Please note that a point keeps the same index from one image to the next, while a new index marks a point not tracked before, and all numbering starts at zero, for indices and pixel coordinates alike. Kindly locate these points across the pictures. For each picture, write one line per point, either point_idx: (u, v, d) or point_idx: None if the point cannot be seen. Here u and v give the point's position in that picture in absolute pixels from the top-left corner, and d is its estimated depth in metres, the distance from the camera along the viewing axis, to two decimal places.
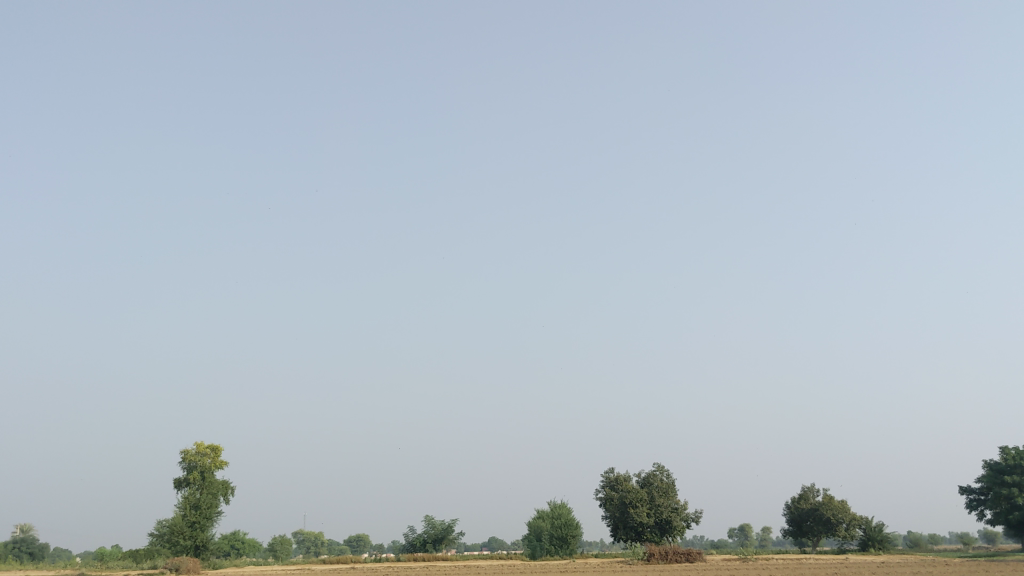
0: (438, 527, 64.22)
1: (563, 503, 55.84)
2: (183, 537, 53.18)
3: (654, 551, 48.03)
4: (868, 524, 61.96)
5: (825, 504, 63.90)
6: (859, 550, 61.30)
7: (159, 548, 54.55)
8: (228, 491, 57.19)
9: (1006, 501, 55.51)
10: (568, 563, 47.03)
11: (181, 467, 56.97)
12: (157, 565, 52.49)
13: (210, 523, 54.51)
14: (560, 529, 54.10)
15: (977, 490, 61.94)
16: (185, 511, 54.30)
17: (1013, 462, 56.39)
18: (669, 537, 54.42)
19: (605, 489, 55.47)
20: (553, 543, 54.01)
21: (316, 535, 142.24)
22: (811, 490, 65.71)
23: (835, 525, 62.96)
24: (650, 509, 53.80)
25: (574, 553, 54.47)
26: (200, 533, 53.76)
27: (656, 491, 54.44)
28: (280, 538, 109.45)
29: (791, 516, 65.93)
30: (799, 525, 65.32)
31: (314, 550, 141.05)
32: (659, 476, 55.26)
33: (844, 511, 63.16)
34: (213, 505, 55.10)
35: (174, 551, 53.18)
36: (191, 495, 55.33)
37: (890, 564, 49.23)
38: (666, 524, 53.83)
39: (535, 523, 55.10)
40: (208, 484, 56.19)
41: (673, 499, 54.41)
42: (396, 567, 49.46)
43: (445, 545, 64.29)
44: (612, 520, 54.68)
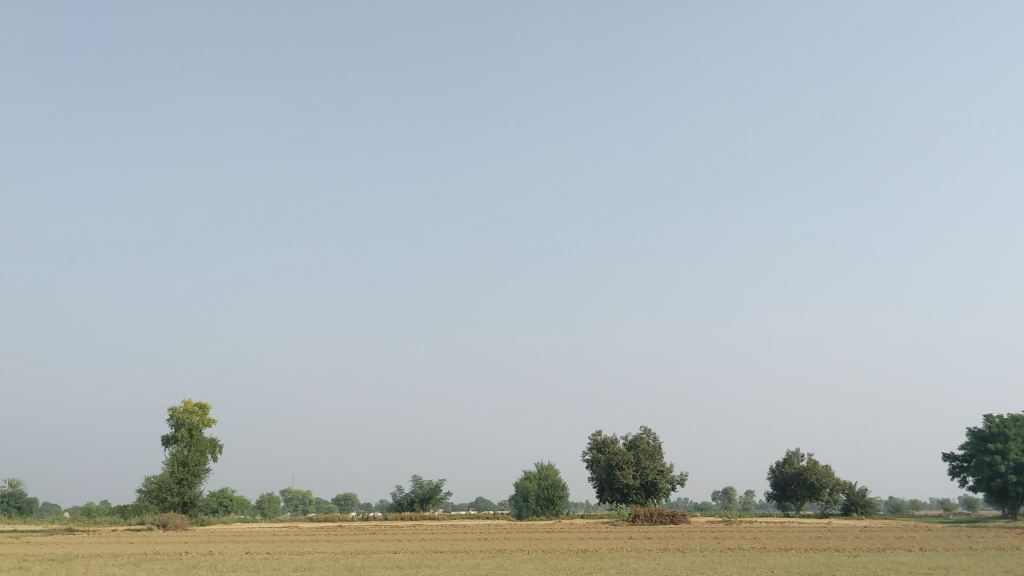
0: (426, 487, 64.47)
1: (551, 464, 56.09)
2: (171, 493, 53.32)
3: (639, 513, 48.32)
4: (852, 489, 62.55)
5: (809, 469, 64.40)
6: (842, 514, 61.94)
7: (147, 504, 54.63)
8: (216, 449, 57.17)
9: (988, 469, 56.01)
10: (554, 524, 47.29)
11: (169, 424, 56.79)
12: (144, 521, 52.60)
13: (198, 480, 54.64)
14: (547, 490, 54.41)
15: (960, 456, 62.45)
16: (173, 468, 54.29)
17: (996, 430, 56.75)
18: (654, 498, 54.76)
19: (593, 451, 55.69)
20: (539, 503, 54.28)
21: (304, 493, 143.12)
22: (795, 455, 66.17)
23: (818, 489, 63.54)
24: (636, 470, 54.05)
25: (560, 514, 54.72)
26: (188, 490, 53.90)
27: (642, 453, 54.62)
28: (268, 496, 109.97)
29: (775, 480, 66.45)
30: (783, 489, 65.92)
31: (302, 508, 141.93)
32: (646, 439, 55.46)
33: (828, 476, 63.70)
34: (201, 463, 55.19)
35: (162, 507, 53.28)
36: (178, 453, 55.29)
37: (872, 528, 49.70)
38: (651, 486, 54.18)
39: (521, 484, 55.43)
40: (196, 442, 56.05)
41: (659, 462, 54.65)
42: (382, 524, 49.71)
43: (432, 504, 64.60)
44: (598, 481, 55.02)
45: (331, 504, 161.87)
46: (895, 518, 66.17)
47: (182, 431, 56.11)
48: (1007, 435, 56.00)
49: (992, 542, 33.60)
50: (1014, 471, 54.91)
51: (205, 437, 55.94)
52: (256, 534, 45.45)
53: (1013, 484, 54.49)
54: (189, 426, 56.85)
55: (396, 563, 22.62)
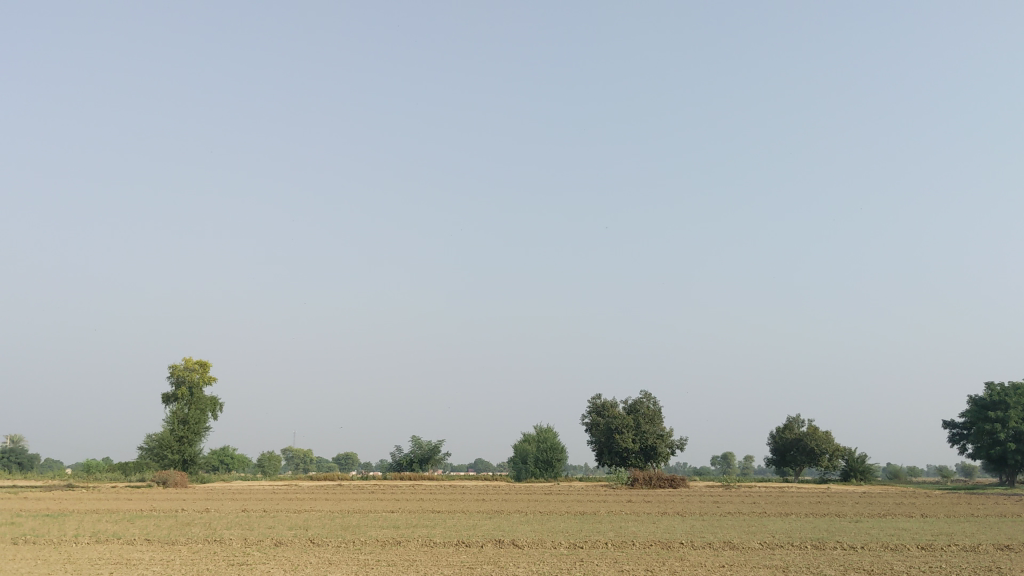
0: (425, 447, 64.44)
1: (549, 427, 55.93)
2: (171, 451, 53.33)
3: (638, 476, 48.15)
4: (851, 455, 62.41)
5: (809, 435, 64.22)
6: (840, 480, 61.91)
7: (148, 461, 54.58)
8: (217, 408, 56.99)
9: (988, 437, 55.71)
10: (552, 486, 47.13)
11: (169, 382, 56.51)
12: (144, 478, 52.58)
13: (198, 438, 54.57)
14: (546, 453, 54.37)
15: (961, 425, 62.20)
16: (173, 426, 54.18)
17: (997, 398, 56.40)
18: (653, 462, 54.64)
19: (592, 414, 55.53)
20: (538, 466, 54.22)
21: (305, 452, 143.78)
22: (795, 421, 66.01)
23: (818, 455, 63.39)
24: (636, 434, 53.88)
25: (559, 476, 54.67)
26: (188, 447, 53.86)
27: (642, 417, 54.37)
28: (269, 455, 110.36)
29: (775, 446, 66.33)
30: (782, 455, 65.82)
31: (302, 467, 142.69)
32: (646, 403, 55.23)
33: (828, 442, 63.52)
34: (202, 421, 55.10)
35: (162, 465, 53.26)
36: (178, 411, 55.13)
37: (872, 494, 49.64)
38: (650, 450, 54.01)
39: (521, 446, 55.34)
40: (196, 400, 55.84)
41: (659, 426, 54.41)
42: (381, 484, 49.58)
43: (432, 465, 64.61)
44: (597, 445, 54.87)
45: (332, 464, 162.86)
46: (894, 484, 66.12)
47: (182, 389, 55.80)
48: (1008, 403, 55.65)
49: (994, 509, 33.37)
50: (1013, 439, 54.69)
51: (205, 395, 55.68)
52: (255, 492, 45.39)
53: (1012, 451, 54.40)
54: (189, 384, 56.50)
55: (392, 522, 22.27)
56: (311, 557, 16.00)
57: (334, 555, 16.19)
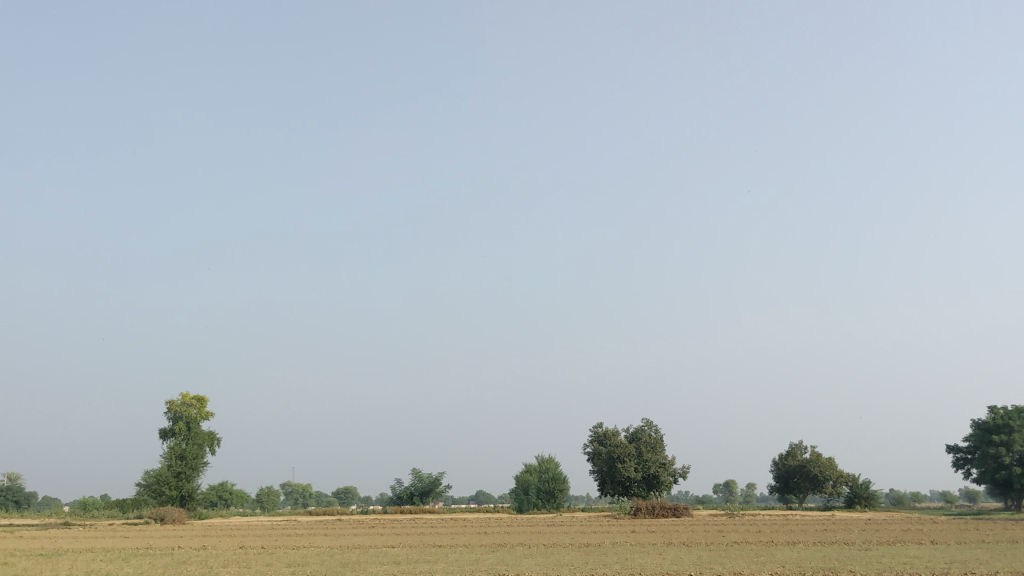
0: (426, 480, 63.79)
1: (550, 457, 55.36)
2: (169, 487, 52.67)
3: (640, 506, 47.58)
4: (855, 481, 61.78)
5: (813, 461, 63.62)
6: (845, 507, 61.26)
7: (146, 498, 53.91)
8: (214, 443, 56.38)
9: (993, 461, 55.16)
10: (555, 517, 46.51)
11: (166, 417, 56.06)
12: (142, 514, 51.89)
13: (196, 474, 53.92)
14: (548, 483, 53.74)
15: (965, 448, 61.71)
16: (170, 461, 53.59)
17: (1001, 422, 55.99)
18: (655, 491, 54.04)
19: (594, 443, 55.00)
20: (540, 497, 53.53)
21: (304, 487, 142.68)
22: (798, 448, 65.41)
23: (822, 481, 62.75)
24: (638, 463, 53.28)
25: (561, 507, 54.06)
26: (186, 483, 53.18)
27: (644, 446, 53.84)
28: (268, 489, 109.41)
29: (778, 472, 65.69)
30: (786, 481, 65.15)
31: (302, 502, 141.49)
32: (647, 431, 54.70)
33: (831, 468, 62.91)
34: (199, 456, 54.50)
35: (159, 501, 52.59)
36: (176, 446, 54.54)
37: (877, 521, 49.01)
38: (653, 479, 53.44)
39: (522, 477, 54.67)
40: (194, 435, 55.29)
41: (661, 454, 53.87)
42: (381, 518, 48.93)
43: (433, 497, 63.88)
44: (599, 474, 54.32)
45: (332, 497, 161.64)
46: (899, 510, 65.47)
47: (180, 424, 55.36)
48: (1012, 426, 55.21)
49: (1001, 535, 32.84)
50: (1018, 463, 54.13)
51: (203, 430, 55.13)
52: (253, 528, 44.79)
53: (1017, 475, 53.71)
54: (187, 418, 56.02)
55: (393, 558, 21.81)
56: None
57: None
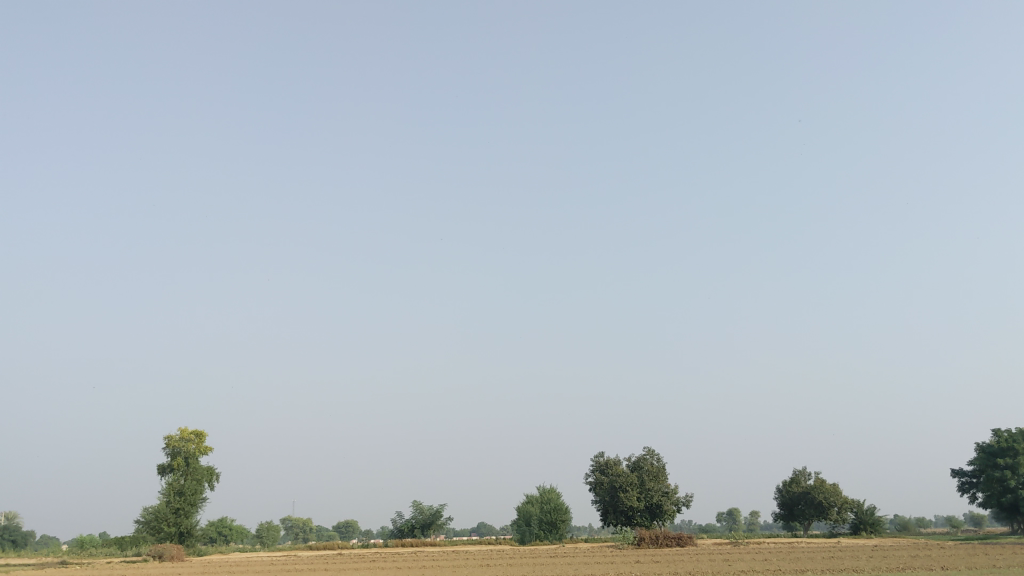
0: (426, 513, 63.16)
1: (553, 487, 54.81)
2: (167, 523, 52.02)
3: (644, 535, 46.98)
4: (860, 507, 61.15)
5: (817, 488, 63.00)
6: (850, 534, 60.55)
7: (145, 535, 53.25)
8: (213, 478, 55.78)
9: (999, 484, 54.59)
10: (559, 548, 45.85)
11: (164, 453, 55.50)
12: (140, 552, 51.19)
13: (195, 510, 53.28)
14: (549, 514, 53.21)
15: (970, 473, 61.12)
16: (169, 498, 52.97)
17: (1005, 445, 55.55)
18: (659, 521, 53.46)
19: (595, 473, 54.46)
20: (542, 527, 52.92)
21: (304, 521, 141.23)
22: (802, 474, 64.83)
23: (826, 508, 62.05)
24: (641, 493, 52.73)
25: (564, 538, 53.40)
26: (184, 520, 52.53)
27: (646, 475, 53.36)
28: (268, 524, 108.37)
29: (782, 499, 65.05)
30: (790, 509, 64.49)
31: (302, 536, 140.21)
32: (649, 460, 54.24)
33: (836, 494, 62.26)
34: (198, 492, 53.89)
35: (158, 538, 51.96)
36: (174, 482, 53.95)
37: (884, 547, 48.39)
38: (656, 508, 52.86)
39: (523, 507, 54.20)
40: (192, 471, 54.73)
41: (663, 483, 53.34)
42: (383, 552, 48.30)
43: (433, 530, 63.22)
44: (601, 504, 53.71)
45: (332, 531, 160.09)
46: (904, 537, 64.76)
47: (178, 460, 54.82)
48: (1016, 449, 54.76)
49: (1010, 559, 32.30)
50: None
51: (201, 465, 54.58)
52: (253, 564, 44.19)
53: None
54: (186, 454, 55.48)
55: None
56: None
57: None
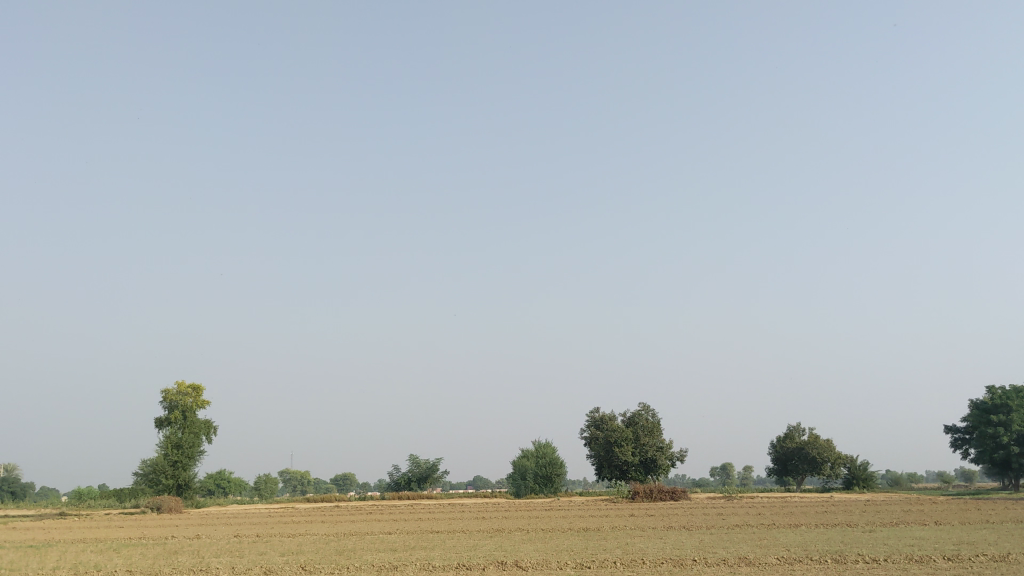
0: (423, 466, 63.39)
1: (548, 442, 54.99)
2: (165, 476, 52.22)
3: (639, 490, 47.27)
4: (853, 463, 61.51)
5: (811, 444, 63.27)
6: (843, 489, 61.02)
7: (143, 487, 53.45)
8: (211, 431, 55.87)
9: (992, 441, 54.82)
10: (554, 502, 46.07)
11: (161, 406, 55.51)
12: (138, 504, 51.43)
13: (193, 463, 53.45)
14: (544, 468, 53.43)
15: (963, 429, 61.42)
16: (167, 451, 53.05)
17: (999, 401, 55.75)
18: (653, 475, 53.79)
19: (590, 428, 54.54)
20: (537, 481, 53.26)
21: (302, 473, 142.34)
22: (796, 430, 65.10)
23: (819, 463, 62.45)
24: (635, 448, 52.96)
25: (559, 492, 53.79)
26: (182, 472, 52.73)
27: (641, 430, 53.49)
28: (266, 477, 109.05)
29: (775, 455, 65.39)
30: (784, 464, 64.88)
31: (300, 489, 141.44)
32: (644, 415, 54.36)
33: (829, 450, 62.54)
34: (196, 445, 54.00)
35: (156, 490, 52.18)
36: (171, 435, 53.99)
37: (877, 502, 48.74)
38: (650, 463, 53.12)
39: (518, 461, 54.36)
40: (190, 424, 54.77)
41: (658, 438, 53.50)
42: (380, 504, 48.53)
43: (430, 483, 63.58)
44: (596, 459, 53.91)
45: (329, 485, 161.56)
46: (896, 491, 65.30)
47: (176, 413, 54.79)
48: (1010, 406, 54.95)
49: (1004, 514, 32.46)
50: (1016, 443, 53.69)
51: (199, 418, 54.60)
52: (250, 516, 44.38)
53: (1015, 455, 53.30)
54: (183, 407, 55.44)
55: (389, 545, 21.29)
56: None
57: None
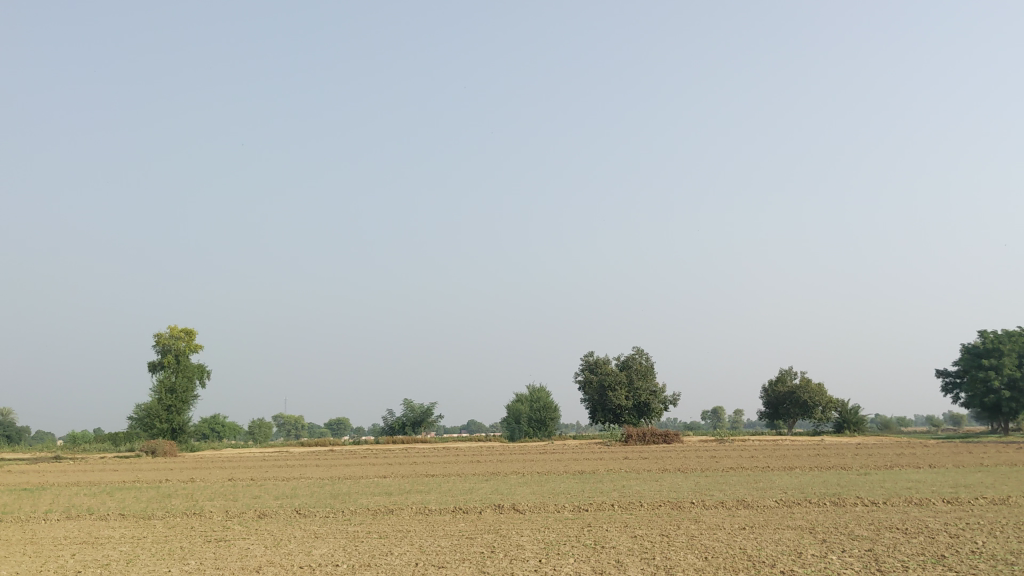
0: (417, 411, 63.52)
1: (542, 386, 54.99)
2: (159, 420, 52.17)
3: (631, 433, 47.36)
4: (845, 407, 61.80)
5: (803, 387, 63.47)
6: (833, 432, 61.40)
7: (138, 431, 53.51)
8: (205, 375, 55.72)
9: (982, 385, 54.98)
10: (547, 445, 46.14)
11: (155, 350, 55.06)
12: (133, 448, 51.54)
13: (186, 407, 53.39)
14: (538, 412, 53.52)
15: (954, 373, 61.65)
16: (160, 395, 52.89)
17: (991, 345, 55.90)
18: (645, 418, 53.97)
19: (584, 372, 54.55)
20: (531, 425, 53.38)
21: (296, 418, 143.24)
22: (788, 374, 65.27)
23: (811, 407, 62.76)
24: (629, 391, 52.99)
25: (553, 435, 53.97)
26: (177, 416, 52.71)
27: (634, 373, 53.49)
28: (260, 422, 109.50)
29: (767, 398, 65.64)
30: (775, 408, 65.18)
31: (294, 433, 142.39)
32: (638, 359, 54.35)
33: (821, 394, 62.78)
34: (189, 389, 53.88)
35: (151, 434, 52.23)
36: (165, 379, 53.78)
37: (867, 445, 48.91)
38: (643, 407, 53.27)
39: (513, 406, 54.45)
40: (183, 368, 54.56)
41: (651, 382, 53.57)
42: (374, 448, 48.61)
43: (424, 428, 63.79)
44: (590, 402, 53.98)
45: (324, 429, 162.45)
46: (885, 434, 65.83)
47: (169, 357, 54.54)
48: (1002, 350, 55.08)
49: (997, 458, 32.49)
50: (1007, 386, 53.88)
51: (192, 363, 54.35)
52: (245, 459, 44.47)
53: (1006, 399, 53.54)
54: (176, 351, 54.97)
55: (383, 488, 21.12)
56: (295, 530, 12.98)
57: (320, 527, 13.35)
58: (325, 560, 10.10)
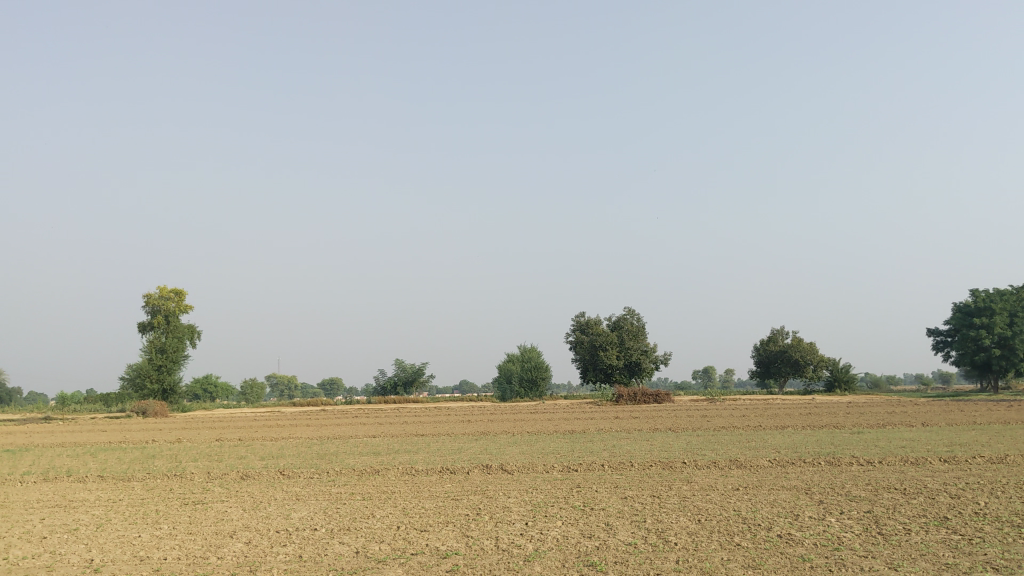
0: (409, 370, 63.35)
1: (533, 347, 54.78)
2: (150, 379, 51.78)
3: (622, 392, 47.25)
4: (836, 365, 61.79)
5: (793, 347, 63.35)
6: (824, 391, 61.42)
7: (129, 391, 53.18)
8: (195, 336, 55.32)
9: (973, 343, 54.80)
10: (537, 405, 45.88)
11: (145, 311, 54.60)
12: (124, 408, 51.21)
13: (177, 367, 52.97)
14: (530, 371, 53.35)
15: (945, 331, 61.59)
16: (151, 355, 52.44)
17: (982, 305, 55.66)
18: (637, 378, 53.84)
19: (576, 332, 54.30)
20: (523, 385, 53.24)
21: (289, 378, 143.40)
22: (779, 333, 65.13)
23: (802, 366, 62.68)
24: (620, 351, 52.76)
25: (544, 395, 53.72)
26: (167, 376, 52.29)
27: (626, 334, 53.30)
28: (251, 382, 109.51)
29: (758, 358, 65.59)
30: (766, 366, 65.17)
31: (286, 394, 142.39)
32: (630, 319, 54.10)
33: (812, 352, 62.68)
34: (180, 349, 53.42)
35: (142, 394, 51.90)
36: (155, 339, 53.30)
37: (858, 403, 48.96)
38: (635, 366, 53.09)
39: (505, 365, 54.27)
40: (173, 328, 54.09)
41: (643, 342, 53.38)
42: (366, 408, 48.46)
43: (416, 387, 63.64)
44: (582, 362, 53.78)
45: (317, 390, 162.61)
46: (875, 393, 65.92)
47: (159, 317, 54.04)
48: (993, 309, 54.86)
49: (989, 415, 32.41)
50: (998, 344, 53.79)
51: (182, 323, 53.88)
52: (236, 419, 44.21)
53: (997, 357, 53.48)
54: (166, 311, 54.50)
55: (372, 449, 20.82)
56: (278, 492, 12.63)
57: (304, 489, 12.99)
58: (304, 524, 9.72)
